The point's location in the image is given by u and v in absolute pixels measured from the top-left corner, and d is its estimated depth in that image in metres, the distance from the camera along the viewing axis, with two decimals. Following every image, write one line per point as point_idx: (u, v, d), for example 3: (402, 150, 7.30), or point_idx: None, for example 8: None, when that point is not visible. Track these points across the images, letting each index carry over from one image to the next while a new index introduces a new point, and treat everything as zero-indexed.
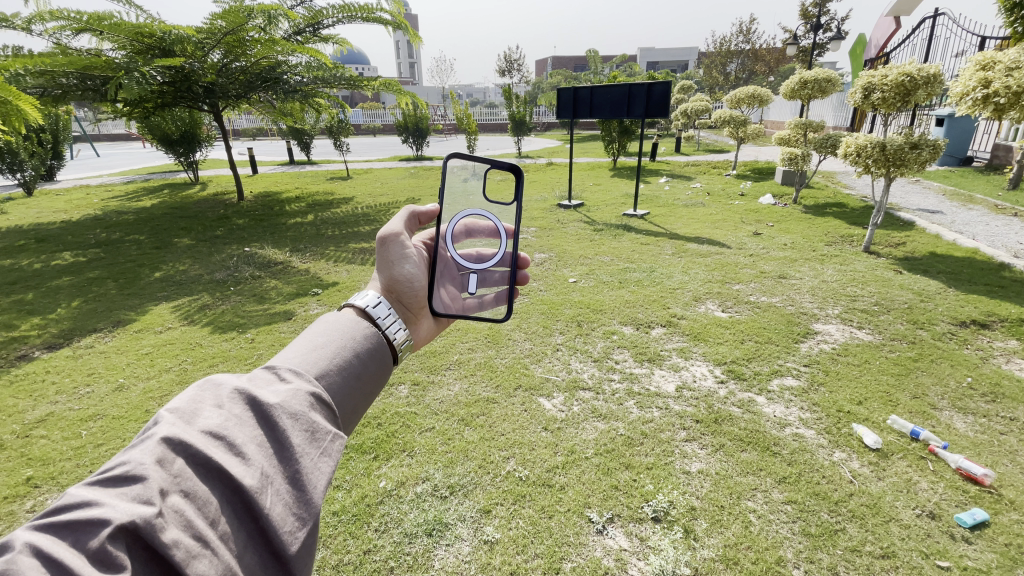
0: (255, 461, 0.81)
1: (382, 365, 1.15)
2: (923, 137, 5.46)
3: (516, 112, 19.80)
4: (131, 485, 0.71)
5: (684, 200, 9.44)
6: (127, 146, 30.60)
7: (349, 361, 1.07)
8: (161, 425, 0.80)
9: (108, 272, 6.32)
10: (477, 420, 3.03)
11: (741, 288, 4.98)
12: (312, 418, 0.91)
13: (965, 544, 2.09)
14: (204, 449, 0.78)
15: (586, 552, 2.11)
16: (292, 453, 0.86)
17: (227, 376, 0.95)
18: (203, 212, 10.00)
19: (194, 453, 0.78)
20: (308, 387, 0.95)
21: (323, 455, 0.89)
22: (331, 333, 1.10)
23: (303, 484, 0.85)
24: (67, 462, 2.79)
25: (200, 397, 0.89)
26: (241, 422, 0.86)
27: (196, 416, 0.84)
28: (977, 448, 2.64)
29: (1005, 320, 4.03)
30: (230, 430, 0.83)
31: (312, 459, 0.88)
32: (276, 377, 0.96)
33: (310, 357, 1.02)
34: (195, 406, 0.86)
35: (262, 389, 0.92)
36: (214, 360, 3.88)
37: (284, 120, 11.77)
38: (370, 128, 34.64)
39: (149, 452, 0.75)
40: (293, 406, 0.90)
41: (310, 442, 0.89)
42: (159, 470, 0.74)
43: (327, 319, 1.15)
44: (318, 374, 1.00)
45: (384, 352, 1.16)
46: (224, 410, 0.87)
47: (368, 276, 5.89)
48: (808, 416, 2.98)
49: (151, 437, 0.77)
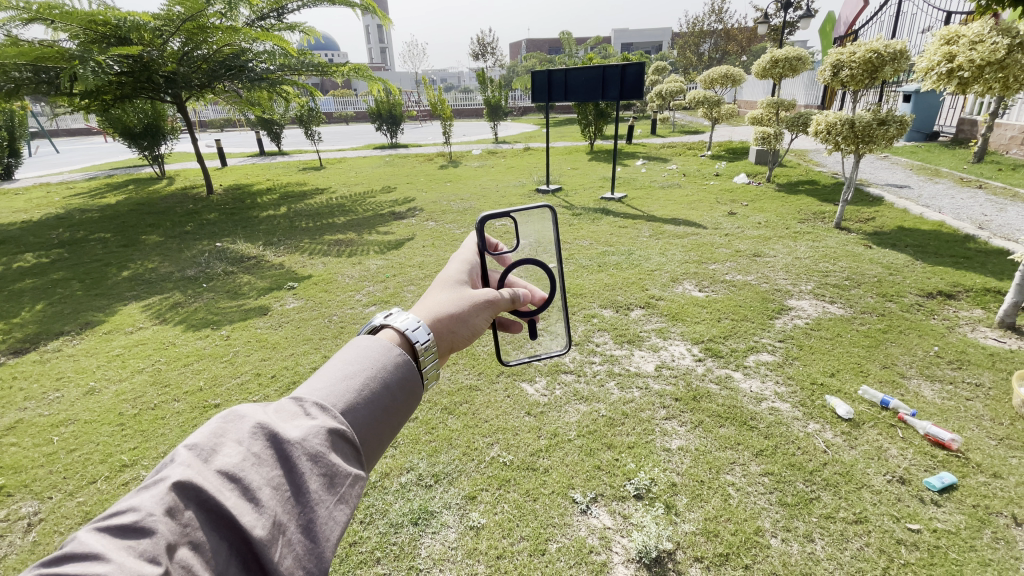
0: (268, 507, 0.74)
1: (413, 397, 1.01)
2: (890, 113, 5.55)
3: (492, 97, 19.51)
4: (140, 537, 0.64)
5: (661, 182, 9.51)
6: (88, 141, 29.40)
7: (378, 394, 0.94)
8: (178, 465, 0.74)
9: (73, 272, 6.09)
10: (460, 408, 3.03)
11: (716, 268, 5.04)
12: (332, 460, 0.82)
13: (934, 507, 2.17)
14: (217, 494, 0.72)
15: (571, 532, 2.13)
16: (308, 499, 0.78)
17: (251, 408, 0.88)
18: (171, 208, 9.68)
19: (207, 500, 0.71)
20: (331, 423, 0.86)
21: (340, 501, 0.81)
22: (361, 360, 0.98)
23: (316, 534, 0.76)
24: (39, 470, 2.70)
25: (222, 431, 0.82)
26: (259, 462, 0.79)
27: (214, 454, 0.78)
28: (945, 414, 2.73)
29: (970, 290, 4.16)
30: (247, 471, 0.76)
31: (328, 507, 0.79)
32: (301, 410, 0.88)
33: (337, 387, 0.92)
34: (216, 443, 0.80)
35: (284, 425, 0.84)
36: (189, 360, 3.78)
37: (252, 110, 11.39)
38: (343, 116, 33.88)
39: (160, 499, 0.68)
40: (313, 445, 0.81)
41: (328, 487, 0.80)
42: (168, 522, 0.67)
43: (361, 343, 1.02)
44: (344, 408, 0.90)
45: (416, 382, 1.02)
46: (244, 447, 0.80)
47: (345, 267, 5.80)
48: (783, 390, 3.05)
49: (163, 481, 0.71)
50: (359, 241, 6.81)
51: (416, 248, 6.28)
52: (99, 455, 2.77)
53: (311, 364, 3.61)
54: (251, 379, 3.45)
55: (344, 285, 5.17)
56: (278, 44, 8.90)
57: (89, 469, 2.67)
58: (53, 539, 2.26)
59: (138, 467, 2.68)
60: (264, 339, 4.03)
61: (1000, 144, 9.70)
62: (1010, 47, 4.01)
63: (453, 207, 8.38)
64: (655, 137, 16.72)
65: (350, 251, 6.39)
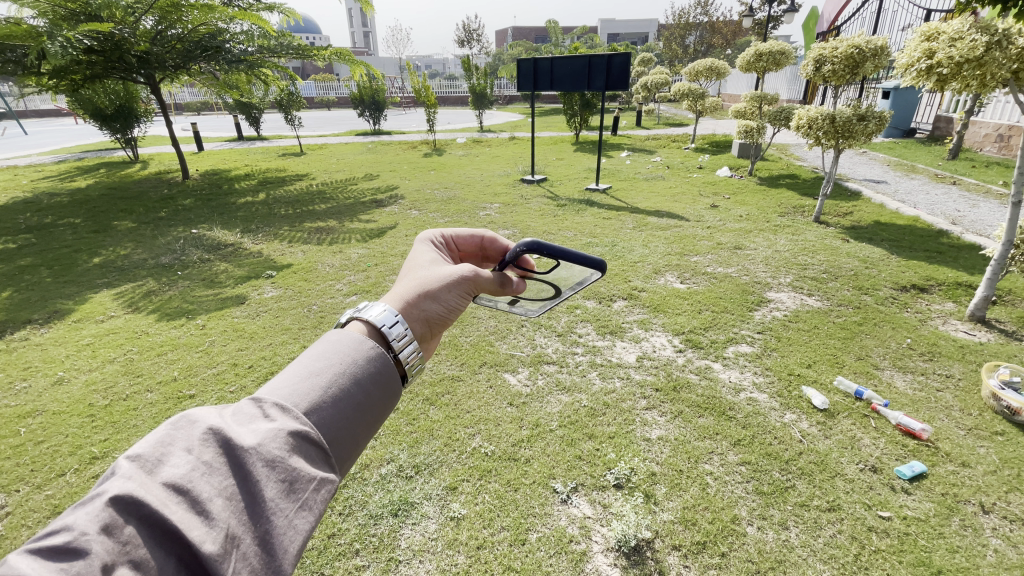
0: (220, 520, 0.71)
1: (387, 392, 0.97)
2: (870, 109, 5.62)
3: (478, 84, 19.25)
4: (71, 557, 0.61)
5: (646, 174, 9.54)
6: (57, 122, 28.33)
7: (347, 390, 0.91)
8: (119, 479, 0.70)
9: (41, 258, 5.86)
10: (442, 399, 3.00)
11: (698, 260, 5.08)
12: (292, 465, 0.78)
13: (904, 495, 2.23)
14: (161, 509, 0.68)
15: (551, 522, 2.14)
16: (264, 509, 0.74)
17: (205, 413, 0.84)
18: (145, 192, 9.37)
19: (150, 514, 0.67)
20: (292, 426, 0.83)
21: (302, 508, 0.77)
22: (328, 356, 0.95)
23: (273, 547, 0.73)
24: (4, 462, 2.60)
25: (170, 439, 0.78)
26: (211, 471, 0.75)
27: (161, 465, 0.74)
28: (916, 404, 2.81)
29: (943, 284, 4.27)
30: (196, 482, 0.72)
31: (288, 516, 0.75)
32: (259, 413, 0.85)
33: (301, 387, 0.89)
34: (163, 453, 0.76)
35: (238, 430, 0.81)
36: (163, 350, 3.67)
37: (230, 94, 11.06)
38: (324, 100, 33.21)
39: (95, 517, 0.64)
40: (270, 450, 0.78)
41: (287, 494, 0.76)
42: (105, 541, 0.63)
43: (330, 337, 1.00)
44: (308, 408, 0.86)
45: (392, 375, 0.98)
46: (193, 457, 0.76)
47: (325, 255, 5.69)
48: (761, 380, 3.10)
49: (101, 495, 0.67)
50: (340, 229, 6.70)
51: (398, 237, 6.20)
52: (68, 446, 2.68)
53: (290, 355, 3.54)
54: (228, 369, 3.37)
55: (325, 274, 5.08)
56: (255, 23, 8.62)
57: (58, 462, 2.58)
58: (20, 533, 2.18)
59: (109, 459, 2.60)
60: (241, 329, 3.94)
61: (974, 141, 9.95)
62: (988, 44, 3.96)
63: (436, 196, 8.29)
64: (641, 129, 16.78)
65: (331, 239, 6.27)
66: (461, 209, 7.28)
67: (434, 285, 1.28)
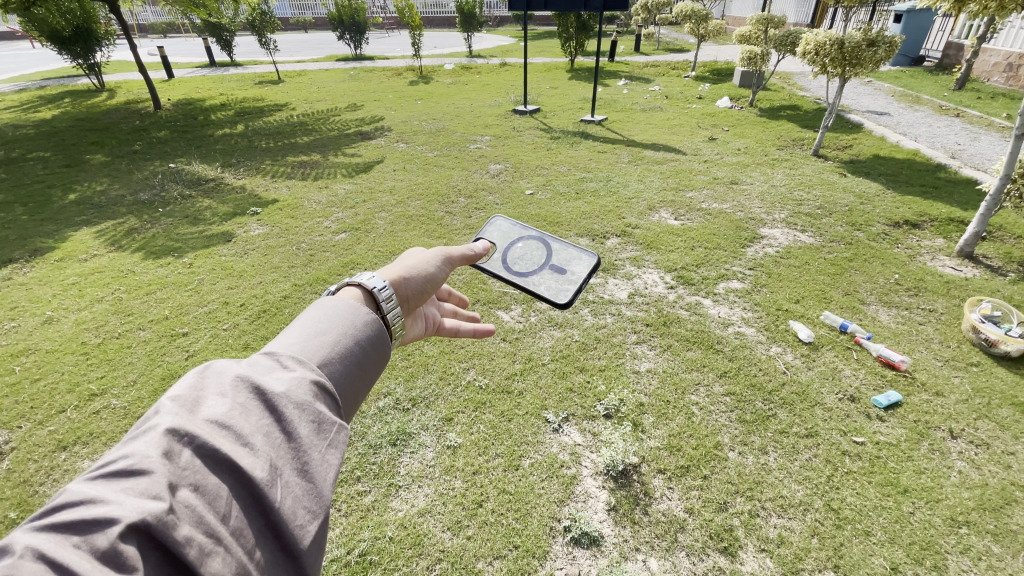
0: (262, 450, 0.70)
1: (385, 351, 0.99)
2: (881, 33, 5.31)
3: (465, 4, 17.87)
4: (128, 485, 0.59)
5: (642, 104, 9.16)
6: (10, 45, 26.16)
7: (353, 346, 0.92)
8: (158, 418, 0.68)
9: (13, 195, 5.62)
10: (436, 335, 3.04)
11: (694, 196, 5.00)
12: (319, 407, 0.79)
13: (879, 422, 2.36)
14: (208, 441, 0.67)
15: (543, 449, 2.25)
16: (299, 445, 0.74)
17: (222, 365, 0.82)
18: (116, 124, 8.86)
19: (196, 447, 0.66)
20: (313, 373, 0.82)
21: (332, 445, 0.77)
22: (330, 318, 0.94)
23: (312, 478, 0.72)
24: (4, 399, 2.64)
25: (195, 388, 0.76)
26: (244, 411, 0.74)
27: (193, 407, 0.73)
28: (897, 337, 2.90)
29: (935, 220, 4.27)
30: (234, 420, 0.71)
31: (321, 451, 0.75)
32: (276, 363, 0.83)
33: (310, 342, 0.88)
34: (193, 398, 0.74)
35: (263, 376, 0.79)
36: (151, 288, 3.63)
37: (196, 14, 10.17)
38: (300, 22, 30.85)
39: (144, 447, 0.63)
40: (298, 394, 0.78)
41: (317, 432, 0.76)
42: (159, 465, 0.62)
43: (324, 302, 0.98)
44: (321, 360, 0.86)
45: (386, 336, 1.00)
46: (226, 400, 0.74)
47: (311, 191, 5.51)
48: (749, 315, 3.15)
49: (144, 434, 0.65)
50: (325, 163, 6.45)
51: (386, 172, 5.99)
52: (66, 384, 2.71)
53: (281, 293, 3.51)
54: (219, 308, 3.35)
55: (311, 211, 4.95)
56: None
57: (57, 399, 2.62)
58: (28, 466, 2.24)
59: (108, 396, 2.63)
60: (229, 267, 3.88)
61: (983, 70, 9.60)
62: None
63: (424, 128, 7.94)
64: (638, 55, 15.90)
65: (315, 174, 6.05)
66: (451, 142, 7.00)
67: (416, 263, 1.25)
